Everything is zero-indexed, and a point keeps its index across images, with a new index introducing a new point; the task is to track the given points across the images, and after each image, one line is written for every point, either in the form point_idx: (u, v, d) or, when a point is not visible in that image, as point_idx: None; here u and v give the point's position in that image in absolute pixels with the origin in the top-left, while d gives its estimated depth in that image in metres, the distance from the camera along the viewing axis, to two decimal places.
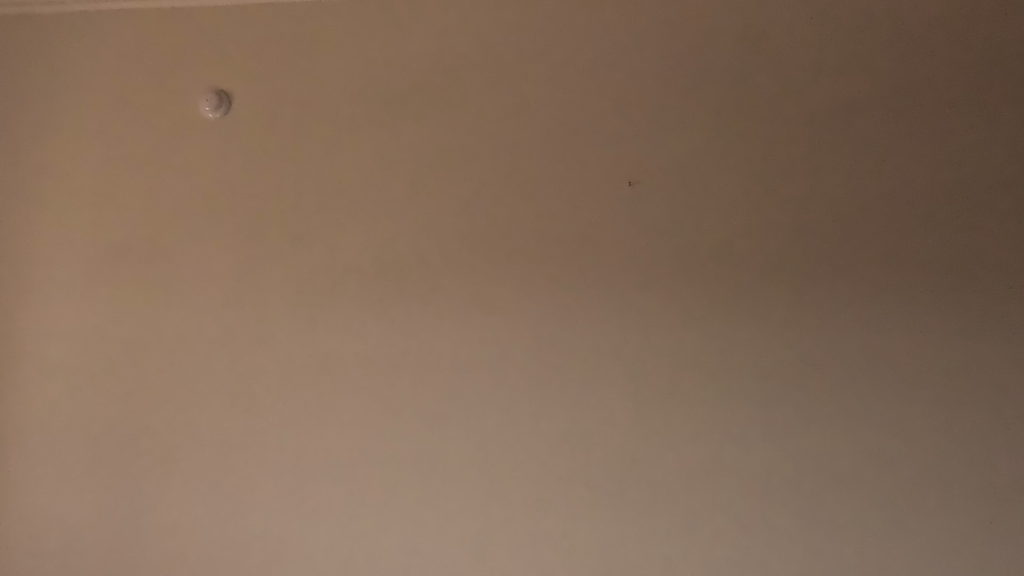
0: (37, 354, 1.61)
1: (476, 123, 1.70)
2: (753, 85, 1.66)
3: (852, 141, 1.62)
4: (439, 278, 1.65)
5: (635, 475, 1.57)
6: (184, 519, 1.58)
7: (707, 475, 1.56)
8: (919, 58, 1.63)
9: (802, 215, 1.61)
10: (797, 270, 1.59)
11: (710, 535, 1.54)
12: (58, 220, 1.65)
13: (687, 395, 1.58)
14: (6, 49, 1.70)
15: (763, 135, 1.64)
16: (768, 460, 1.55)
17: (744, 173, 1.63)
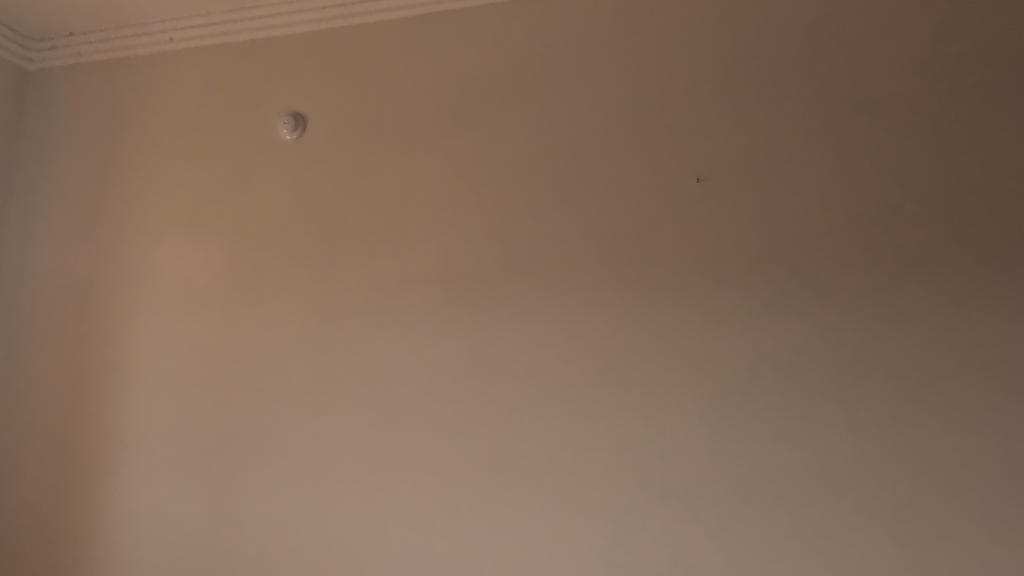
0: (149, 355, 1.83)
1: (542, 138, 1.67)
2: (801, 80, 1.56)
3: (880, 139, 1.50)
4: (507, 299, 1.63)
5: (716, 517, 1.45)
6: (272, 503, 1.68)
7: (793, 470, 1.43)
8: (955, 45, 1.50)
9: (836, 217, 1.50)
10: (844, 273, 1.47)
11: (803, 538, 1.41)
12: (166, 238, 1.87)
13: (770, 422, 1.46)
14: (130, 89, 1.97)
15: (795, 135, 1.54)
16: (871, 503, 1.39)
17: (784, 173, 1.54)
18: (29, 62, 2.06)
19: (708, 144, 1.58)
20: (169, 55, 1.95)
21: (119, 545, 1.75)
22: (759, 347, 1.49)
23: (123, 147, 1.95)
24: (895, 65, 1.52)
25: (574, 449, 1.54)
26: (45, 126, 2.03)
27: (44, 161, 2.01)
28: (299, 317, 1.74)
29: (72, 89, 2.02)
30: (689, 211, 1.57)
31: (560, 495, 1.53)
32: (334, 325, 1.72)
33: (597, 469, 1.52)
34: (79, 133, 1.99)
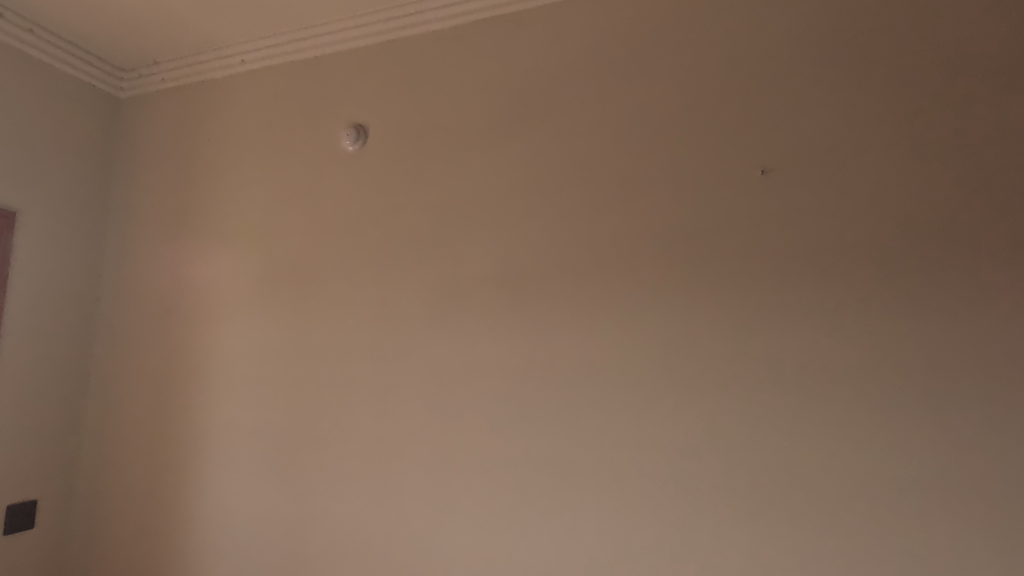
0: (226, 358, 1.94)
1: (598, 137, 1.66)
2: (856, 64, 1.49)
3: (919, 120, 1.43)
4: (566, 301, 1.62)
5: (789, 519, 1.39)
6: (341, 497, 1.74)
7: (872, 472, 1.35)
8: (1004, 17, 1.41)
9: (879, 204, 1.43)
10: (892, 262, 1.40)
11: (885, 543, 1.32)
12: (239, 248, 1.98)
13: (847, 422, 1.38)
14: (207, 110, 2.11)
15: (838, 120, 1.48)
16: (961, 509, 1.30)
17: (827, 161, 1.47)
18: (121, 91, 2.25)
19: (772, 134, 1.52)
20: (242, 76, 2.08)
21: (205, 542, 1.86)
22: (832, 346, 1.41)
23: (202, 164, 2.08)
24: (938, 42, 1.44)
25: (638, 451, 1.51)
26: (135, 149, 2.20)
27: (135, 182, 2.18)
28: (364, 322, 1.80)
29: (157, 112, 2.19)
30: (753, 206, 1.51)
31: (625, 500, 1.50)
32: (397, 330, 1.77)
33: (663, 474, 1.48)
34: (164, 155, 2.15)
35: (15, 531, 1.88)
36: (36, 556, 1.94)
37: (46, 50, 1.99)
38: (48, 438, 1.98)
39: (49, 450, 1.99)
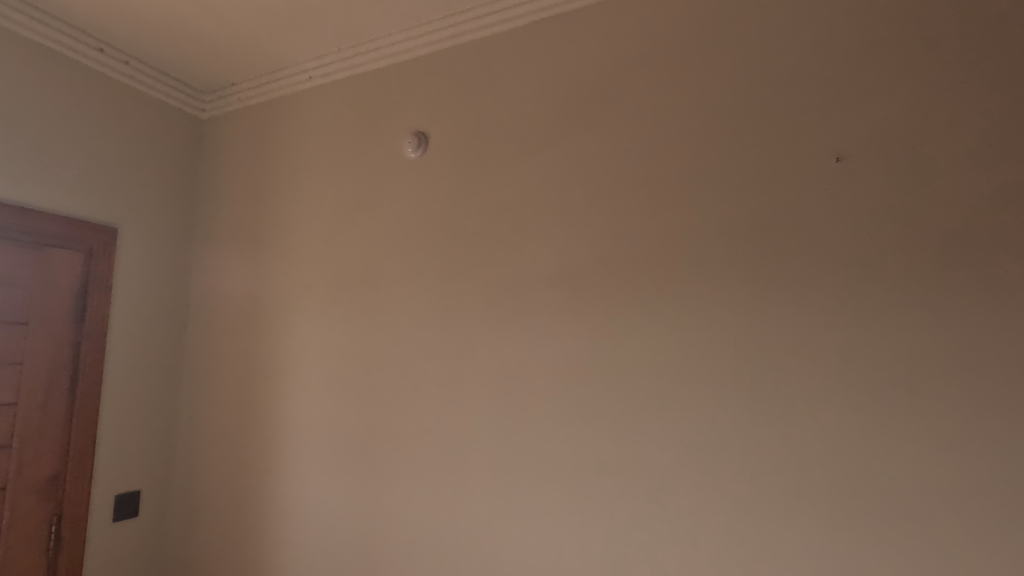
0: (300, 360, 2.05)
1: (659, 133, 1.64)
2: (939, 41, 1.41)
3: (1012, 96, 1.34)
4: (629, 300, 1.61)
5: (871, 522, 1.32)
6: (410, 493, 1.80)
7: (963, 474, 1.27)
8: None
9: (969, 187, 1.34)
10: (986, 249, 1.31)
11: (981, 550, 1.24)
12: (311, 255, 2.09)
13: (932, 421, 1.30)
14: (279, 126, 2.24)
15: (921, 100, 1.40)
16: None
17: (908, 144, 1.40)
18: (202, 111, 2.42)
19: (846, 120, 1.46)
20: (310, 92, 2.19)
21: (285, 536, 1.97)
22: (917, 341, 1.33)
23: (275, 177, 2.21)
24: None
25: (705, 451, 1.47)
26: (216, 166, 2.36)
27: (216, 196, 2.34)
28: (428, 324, 1.85)
29: (234, 129, 2.34)
30: (828, 196, 1.45)
31: (693, 504, 1.47)
32: (460, 332, 1.80)
33: (734, 477, 1.44)
34: (242, 170, 2.29)
35: (120, 520, 2.06)
36: (139, 543, 2.12)
37: (138, 79, 2.18)
38: (147, 434, 2.16)
39: (148, 445, 2.16)
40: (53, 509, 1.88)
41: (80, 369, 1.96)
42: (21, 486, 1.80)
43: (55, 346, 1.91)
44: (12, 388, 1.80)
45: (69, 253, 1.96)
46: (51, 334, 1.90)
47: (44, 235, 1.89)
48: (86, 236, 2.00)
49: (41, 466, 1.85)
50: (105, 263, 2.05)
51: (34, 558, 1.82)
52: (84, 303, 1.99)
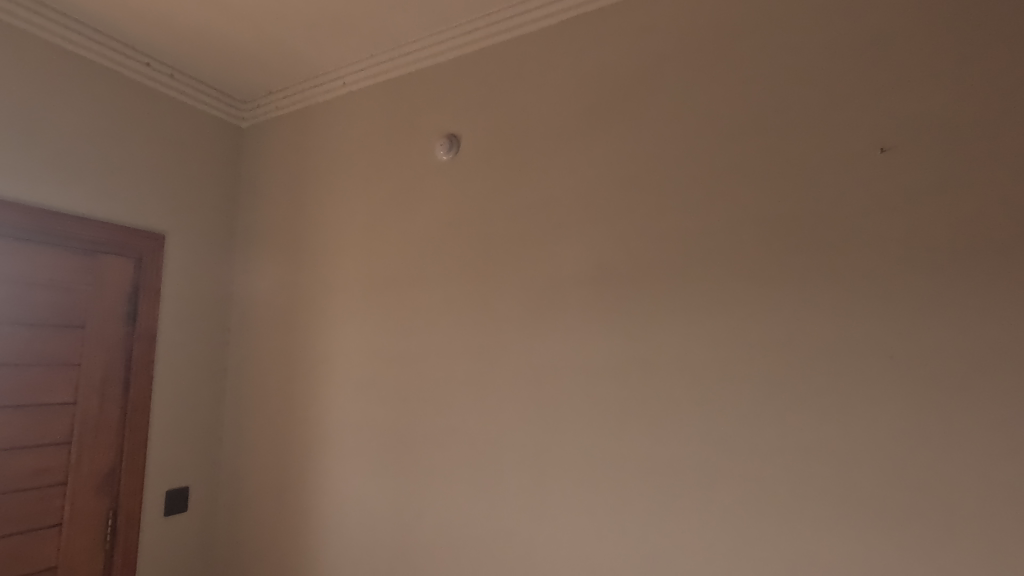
0: (338, 360, 2.10)
1: (694, 129, 1.62)
2: (990, 24, 1.35)
3: None
4: (665, 299, 1.59)
5: (922, 526, 1.28)
6: (447, 492, 1.81)
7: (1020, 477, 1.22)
8: None
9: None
10: None
11: None
12: (347, 258, 2.13)
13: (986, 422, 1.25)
14: (315, 132, 2.30)
15: (971, 86, 1.35)
16: None
17: (958, 132, 1.35)
18: (243, 121, 2.51)
19: (890, 109, 1.41)
20: (345, 98, 2.24)
21: (326, 532, 2.02)
22: (969, 338, 1.28)
23: (312, 182, 2.27)
24: None
25: (744, 452, 1.45)
26: (256, 172, 2.44)
27: (257, 202, 2.41)
28: (462, 324, 1.87)
29: (273, 137, 2.42)
30: (872, 187, 1.41)
31: (735, 507, 1.44)
32: (495, 333, 1.81)
33: (777, 479, 1.41)
34: (281, 176, 2.36)
35: (171, 515, 2.15)
36: (189, 537, 2.20)
37: (182, 90, 2.27)
38: (195, 433, 2.25)
39: (196, 443, 2.25)
40: (109, 503, 1.97)
41: (133, 370, 2.06)
42: (80, 481, 1.90)
43: (110, 349, 2.01)
44: (71, 388, 1.90)
45: (121, 259, 2.05)
46: (106, 337, 1.99)
47: (98, 243, 1.99)
48: (136, 243, 2.09)
49: (98, 462, 1.95)
50: (154, 268, 2.14)
51: (93, 550, 1.92)
52: (136, 307, 2.08)
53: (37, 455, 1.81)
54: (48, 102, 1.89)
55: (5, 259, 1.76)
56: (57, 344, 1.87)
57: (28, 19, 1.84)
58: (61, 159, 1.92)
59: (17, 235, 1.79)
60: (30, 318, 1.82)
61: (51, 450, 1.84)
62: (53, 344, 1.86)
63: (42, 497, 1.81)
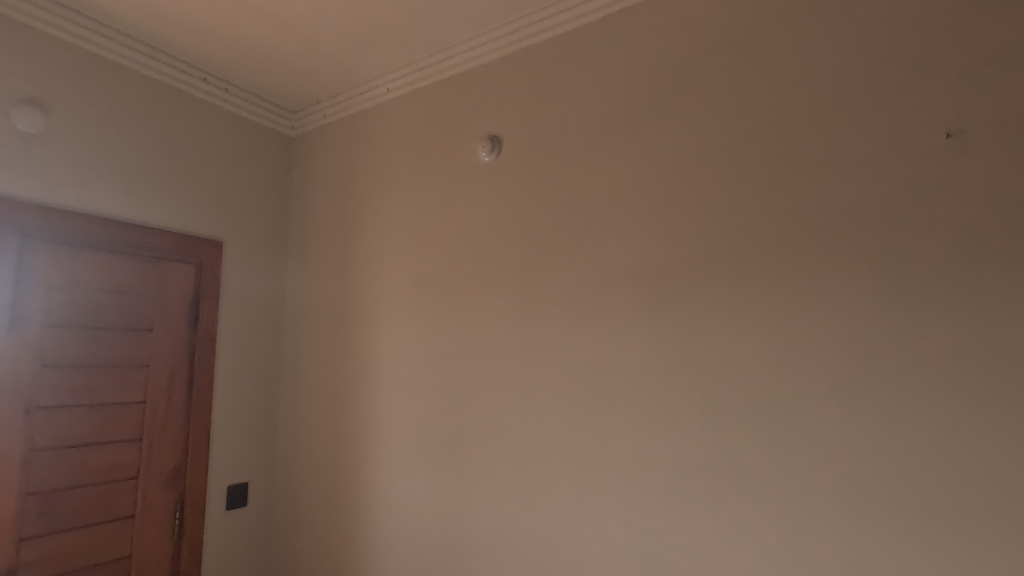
0: (387, 361, 2.15)
1: (743, 121, 1.58)
2: None
3: None
4: (716, 296, 1.55)
5: (996, 532, 1.21)
6: (495, 491, 1.83)
7: None
8: None
9: None
10: None
11: None
12: (393, 261, 2.18)
13: None
14: (361, 139, 2.36)
15: None
16: None
17: None
18: (292, 130, 2.60)
19: (958, 92, 1.34)
20: (389, 103, 2.29)
21: (379, 528, 2.07)
22: None
23: (358, 187, 2.34)
24: None
25: (801, 453, 1.40)
26: (306, 179, 2.52)
27: (307, 208, 2.50)
28: (507, 324, 1.88)
29: (321, 144, 2.50)
30: (940, 174, 1.34)
31: (791, 509, 1.40)
32: (540, 332, 1.82)
33: (839, 481, 1.36)
34: (329, 182, 2.44)
35: (233, 509, 2.25)
36: (250, 531, 2.30)
37: (236, 103, 2.38)
38: (253, 430, 2.35)
39: (255, 441, 2.35)
40: (176, 497, 2.08)
41: (196, 370, 2.16)
42: (150, 476, 2.02)
43: (174, 351, 2.12)
44: (141, 388, 2.02)
45: (183, 265, 2.16)
46: (171, 339, 2.11)
47: (162, 250, 2.10)
48: (197, 249, 2.20)
49: (166, 458, 2.06)
50: (213, 273, 2.24)
51: (162, 541, 2.03)
52: (197, 311, 2.19)
53: (110, 451, 1.93)
54: (115, 120, 2.02)
55: (80, 267, 1.89)
56: (127, 346, 1.99)
57: (96, 42, 1.97)
58: (128, 172, 2.04)
59: (89, 245, 1.92)
60: (103, 322, 1.94)
61: (123, 446, 1.96)
62: (124, 346, 1.98)
63: (116, 491, 1.93)
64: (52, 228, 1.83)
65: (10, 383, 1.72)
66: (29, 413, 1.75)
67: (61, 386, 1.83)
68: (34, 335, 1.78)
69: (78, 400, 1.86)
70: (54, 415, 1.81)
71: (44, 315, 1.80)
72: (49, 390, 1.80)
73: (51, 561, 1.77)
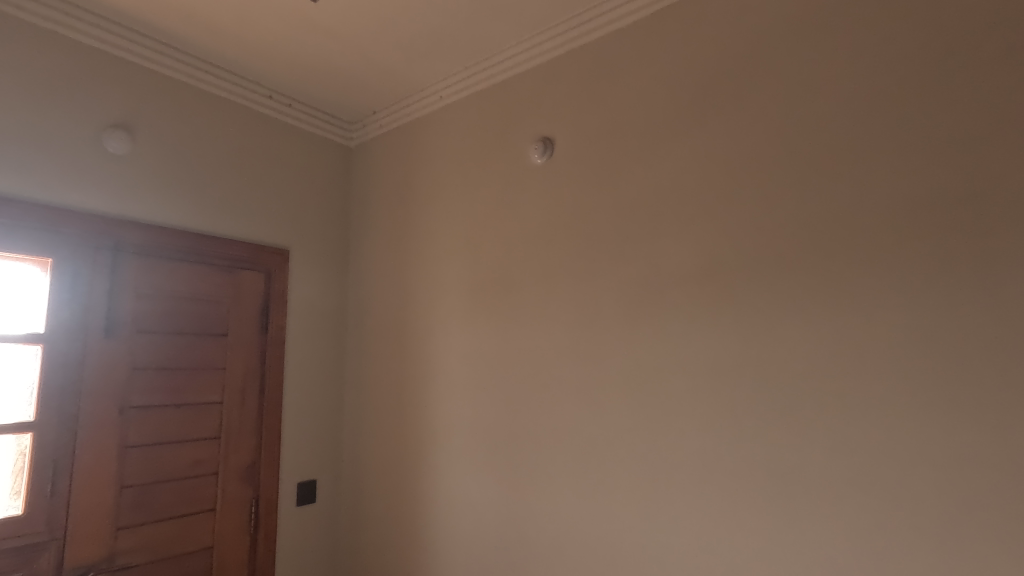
0: (445, 363, 2.19)
1: (807, 110, 1.52)
2: None
3: None
4: (782, 294, 1.50)
5: None
6: (556, 490, 1.83)
7: None
8: None
9: None
10: None
11: None
12: (450, 264, 2.23)
13: None
14: (416, 146, 2.43)
15: None
16: None
17: None
18: (351, 141, 2.71)
19: None
20: (442, 111, 2.35)
21: (441, 527, 2.11)
22: None
23: (414, 193, 2.40)
24: None
25: (878, 454, 1.33)
26: (365, 188, 2.62)
27: (367, 215, 2.59)
28: (564, 325, 1.89)
29: (378, 153, 2.59)
30: None
31: (868, 514, 1.33)
32: (597, 333, 1.81)
33: (920, 485, 1.28)
34: (387, 190, 2.52)
35: (303, 505, 2.35)
36: (319, 527, 2.40)
37: (299, 117, 2.50)
38: (320, 429, 2.45)
39: (322, 440, 2.45)
40: (252, 492, 2.20)
41: (267, 372, 2.28)
42: (228, 472, 2.14)
43: (247, 353, 2.24)
44: (218, 389, 2.15)
45: (254, 273, 2.29)
46: (244, 343, 2.23)
47: (235, 259, 2.23)
48: (266, 258, 2.32)
49: (242, 455, 2.19)
50: (281, 280, 2.36)
51: (240, 533, 2.15)
52: (267, 316, 2.31)
53: (192, 448, 2.06)
54: (190, 138, 2.16)
55: (165, 277, 2.04)
56: (206, 350, 2.13)
57: (171, 66, 2.12)
58: (202, 187, 2.18)
59: (171, 256, 2.06)
60: (185, 327, 2.08)
61: (204, 444, 2.09)
62: (204, 350, 2.12)
63: (198, 485, 2.06)
64: (139, 240, 1.98)
65: (107, 384, 1.87)
66: (123, 412, 1.90)
67: (149, 388, 1.97)
68: (125, 340, 1.92)
69: (165, 400, 2.00)
70: (145, 414, 1.95)
71: (134, 321, 1.95)
72: (140, 391, 1.95)
73: (143, 550, 1.91)
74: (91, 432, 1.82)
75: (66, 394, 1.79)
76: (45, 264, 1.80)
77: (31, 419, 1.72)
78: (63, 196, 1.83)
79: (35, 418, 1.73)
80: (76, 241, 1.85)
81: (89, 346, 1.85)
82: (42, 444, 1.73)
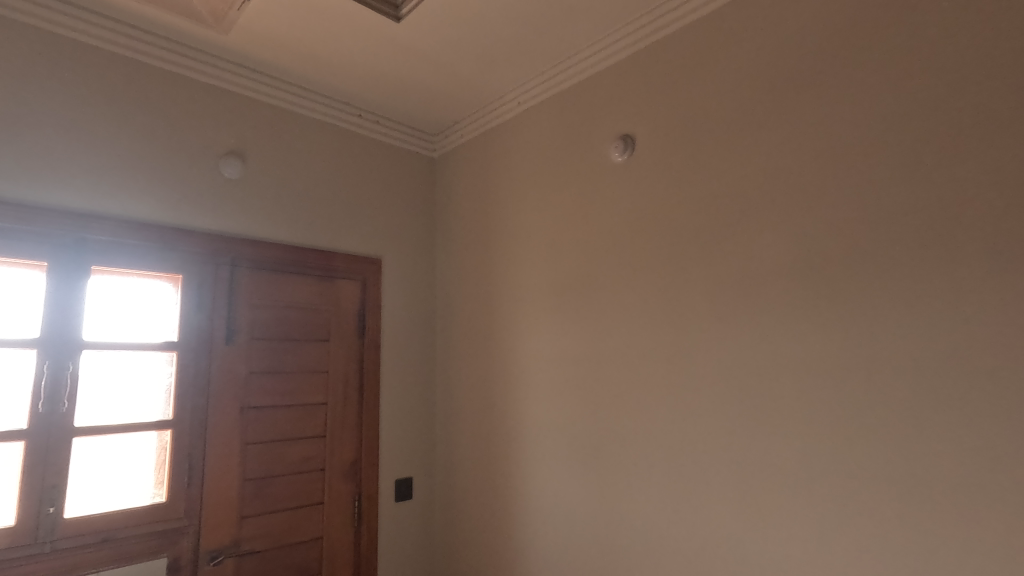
0: (532, 363, 2.23)
1: (915, 83, 1.38)
2: None
3: None
4: (890, 285, 1.37)
5: None
6: (646, 490, 1.80)
7: None
8: None
9: None
10: None
11: None
12: (533, 266, 2.27)
13: None
14: (497, 152, 2.49)
15: None
16: None
17: None
18: (434, 152, 2.82)
19: None
20: (521, 116, 2.40)
21: (532, 525, 2.14)
22: None
23: (496, 198, 2.47)
24: None
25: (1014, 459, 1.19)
26: (450, 196, 2.72)
27: (452, 222, 2.69)
28: (650, 323, 1.85)
29: (461, 162, 2.68)
30: None
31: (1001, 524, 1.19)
32: (686, 330, 1.75)
33: None
34: (470, 197, 2.60)
35: (400, 501, 2.47)
36: (416, 522, 2.51)
37: (386, 133, 2.64)
38: (414, 429, 2.56)
39: (416, 439, 2.56)
40: (353, 487, 2.34)
41: (365, 375, 2.42)
42: (334, 468, 2.30)
43: (346, 357, 2.39)
44: (322, 391, 2.31)
45: (350, 282, 2.44)
46: (344, 347, 2.39)
47: (333, 270, 2.40)
48: (361, 267, 2.47)
49: (344, 453, 2.33)
50: (374, 288, 2.50)
51: (345, 525, 2.30)
52: (364, 322, 2.45)
53: (301, 445, 2.23)
54: (291, 160, 2.35)
55: (273, 288, 2.23)
56: (311, 355, 2.29)
57: (274, 95, 2.32)
58: (303, 204, 2.36)
59: (278, 268, 2.25)
60: (292, 333, 2.26)
61: (312, 441, 2.26)
62: (308, 354, 2.29)
63: (308, 480, 2.23)
64: (251, 255, 2.18)
65: (229, 386, 2.07)
66: (243, 412, 2.10)
67: (265, 389, 2.16)
68: (242, 346, 2.12)
69: (277, 401, 2.19)
70: (261, 414, 2.14)
71: (249, 329, 2.15)
72: (257, 392, 2.14)
73: (264, 537, 2.10)
74: (218, 430, 2.03)
75: (197, 395, 2.00)
76: (175, 280, 2.03)
77: (168, 418, 1.94)
78: (189, 219, 2.06)
79: (171, 417, 1.95)
80: (199, 258, 2.07)
81: (214, 352, 2.06)
82: (179, 439, 1.95)
